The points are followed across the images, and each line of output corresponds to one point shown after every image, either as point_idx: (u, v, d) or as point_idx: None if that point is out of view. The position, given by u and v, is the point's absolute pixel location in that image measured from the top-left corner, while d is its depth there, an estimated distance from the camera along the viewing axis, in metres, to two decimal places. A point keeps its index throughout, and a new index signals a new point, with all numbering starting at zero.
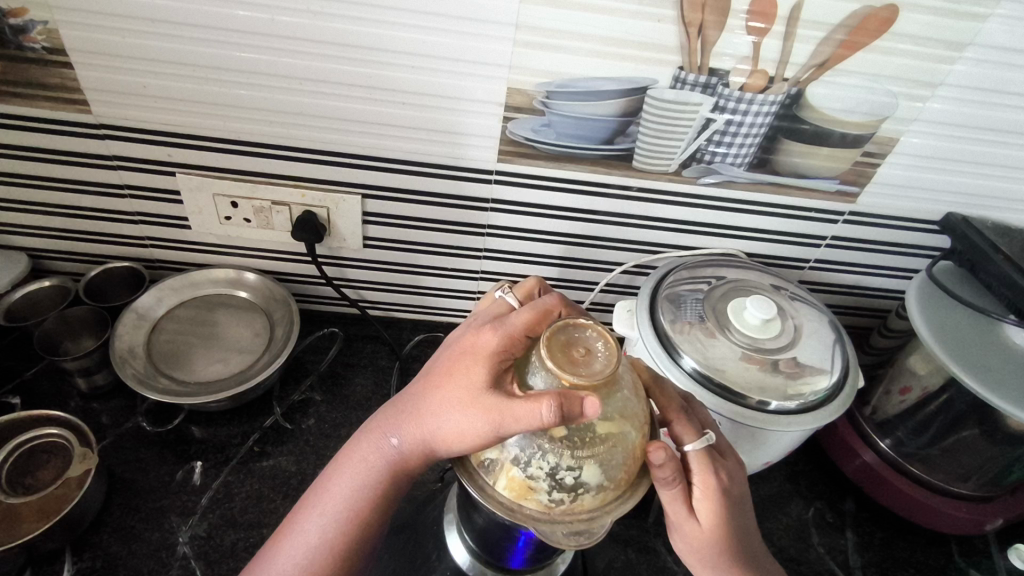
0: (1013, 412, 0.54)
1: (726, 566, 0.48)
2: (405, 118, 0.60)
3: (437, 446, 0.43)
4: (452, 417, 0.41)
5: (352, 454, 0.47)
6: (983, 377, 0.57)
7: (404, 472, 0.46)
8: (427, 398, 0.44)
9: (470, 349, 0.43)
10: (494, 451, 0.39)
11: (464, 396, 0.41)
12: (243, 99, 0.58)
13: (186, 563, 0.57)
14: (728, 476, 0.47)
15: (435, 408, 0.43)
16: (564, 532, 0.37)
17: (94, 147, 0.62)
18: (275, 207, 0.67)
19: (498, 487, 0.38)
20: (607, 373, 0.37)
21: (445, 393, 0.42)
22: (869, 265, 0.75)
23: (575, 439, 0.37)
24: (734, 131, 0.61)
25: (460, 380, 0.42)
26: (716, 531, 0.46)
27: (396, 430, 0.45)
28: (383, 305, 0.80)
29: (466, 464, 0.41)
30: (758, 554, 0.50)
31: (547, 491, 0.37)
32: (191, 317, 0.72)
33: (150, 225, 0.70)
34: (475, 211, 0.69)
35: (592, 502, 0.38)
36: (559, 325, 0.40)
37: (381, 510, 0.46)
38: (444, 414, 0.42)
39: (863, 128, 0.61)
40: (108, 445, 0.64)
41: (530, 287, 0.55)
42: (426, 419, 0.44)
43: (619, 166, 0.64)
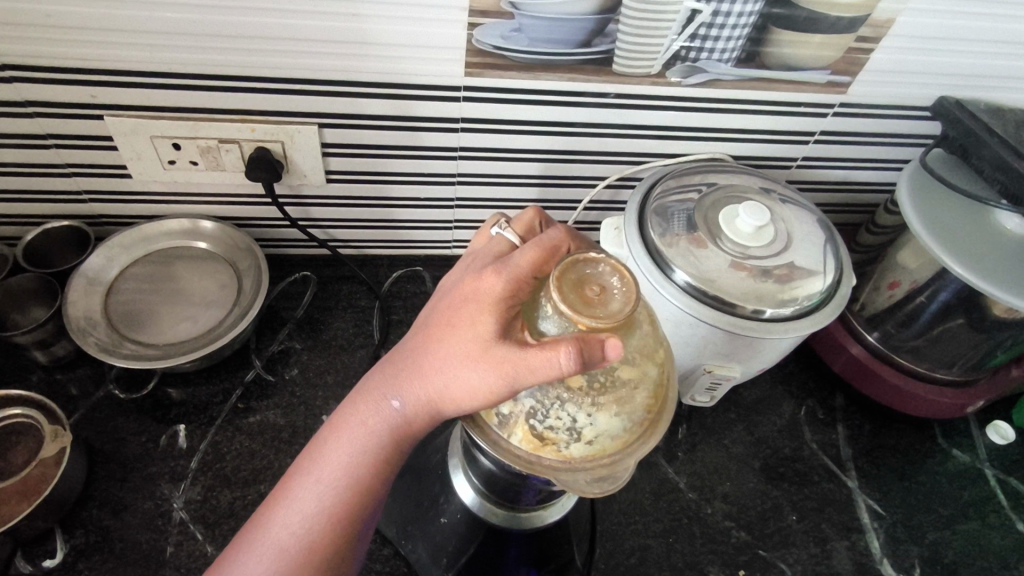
0: (1001, 297, 0.55)
1: None
2: (357, 33, 0.53)
3: (444, 404, 0.41)
4: (458, 373, 0.39)
5: (349, 417, 0.44)
6: (975, 265, 0.58)
7: (408, 434, 0.43)
8: (428, 355, 0.41)
9: (473, 296, 0.39)
10: (507, 405, 0.38)
11: (473, 350, 0.38)
12: (167, 23, 0.51)
13: (185, 528, 0.56)
14: None
15: (438, 364, 0.41)
16: (587, 479, 0.37)
17: (2, 92, 0.54)
18: (223, 145, 0.61)
19: (513, 441, 0.38)
20: (625, 313, 0.35)
21: (448, 348, 0.40)
22: (858, 159, 0.73)
23: (593, 386, 0.36)
24: (721, 23, 0.56)
25: (464, 333, 0.39)
26: None
27: (397, 392, 0.43)
28: (355, 242, 0.75)
29: (478, 417, 0.40)
30: None
31: (566, 442, 0.37)
32: (148, 275, 0.66)
33: (85, 178, 0.63)
34: (445, 134, 0.63)
35: (614, 447, 0.38)
36: (570, 262, 0.37)
37: (385, 473, 0.44)
38: (450, 372, 0.40)
39: (859, 10, 0.56)
40: (81, 418, 0.61)
41: (530, 218, 0.50)
42: (427, 378, 0.41)
43: (598, 70, 0.59)
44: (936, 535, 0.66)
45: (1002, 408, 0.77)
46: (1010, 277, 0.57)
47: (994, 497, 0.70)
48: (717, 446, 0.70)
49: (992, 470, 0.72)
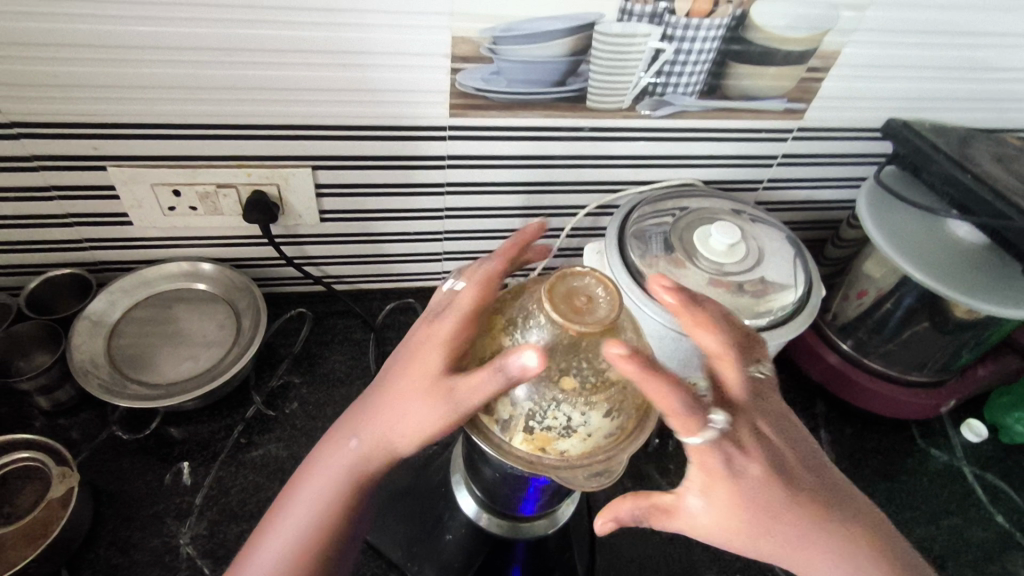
0: (956, 297, 0.61)
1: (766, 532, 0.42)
2: (347, 81, 0.57)
3: (397, 443, 0.43)
4: (408, 411, 0.42)
5: (313, 465, 0.47)
6: (932, 269, 0.62)
7: (365, 478, 0.45)
8: (382, 398, 0.44)
9: (424, 340, 0.43)
10: (506, 410, 0.41)
11: (420, 387, 0.42)
12: (169, 78, 0.54)
13: (193, 563, 0.56)
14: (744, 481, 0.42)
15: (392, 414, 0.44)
16: (586, 474, 0.41)
17: (10, 148, 0.57)
18: (221, 190, 0.64)
19: (512, 443, 0.41)
20: (610, 318, 0.39)
21: (399, 388, 0.43)
22: (820, 178, 0.78)
23: (586, 387, 0.40)
24: (683, 60, 0.61)
25: (412, 373, 0.43)
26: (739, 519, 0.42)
27: (355, 434, 0.45)
28: (348, 278, 0.78)
29: (478, 424, 0.42)
30: (809, 493, 0.44)
31: (563, 439, 0.40)
32: (149, 318, 0.68)
33: (86, 226, 0.65)
34: (432, 170, 0.67)
35: (608, 444, 0.41)
36: (560, 275, 0.41)
37: (348, 517, 0.46)
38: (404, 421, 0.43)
39: (807, 43, 0.61)
40: (86, 460, 0.62)
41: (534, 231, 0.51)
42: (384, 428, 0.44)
43: (573, 106, 0.63)
44: (921, 531, 0.69)
45: (974, 407, 0.81)
46: (963, 279, 0.62)
47: (973, 493, 0.73)
48: None
49: (969, 466, 0.75)
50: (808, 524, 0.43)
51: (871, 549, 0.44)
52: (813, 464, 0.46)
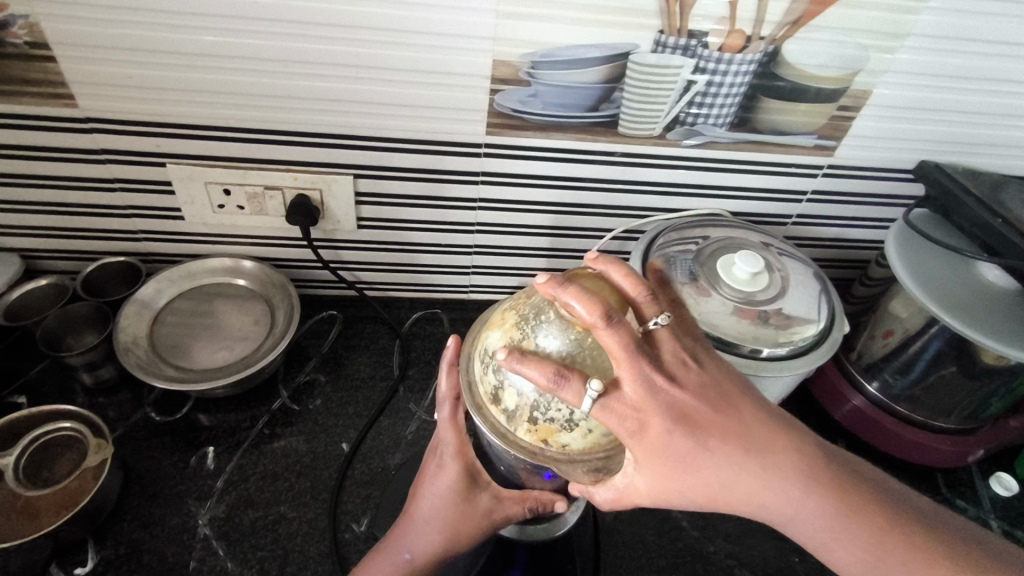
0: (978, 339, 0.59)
1: (683, 479, 0.41)
2: (393, 96, 0.61)
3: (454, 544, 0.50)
4: (458, 513, 0.51)
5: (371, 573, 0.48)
6: (956, 310, 0.62)
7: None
8: (426, 504, 0.51)
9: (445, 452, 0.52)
10: (513, 400, 0.45)
11: (461, 490, 0.51)
12: (230, 84, 0.59)
13: (208, 544, 0.58)
14: (654, 434, 0.40)
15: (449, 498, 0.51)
16: (585, 469, 0.45)
17: (83, 141, 0.62)
18: (268, 192, 0.68)
19: (518, 433, 0.45)
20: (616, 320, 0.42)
21: (440, 495, 0.51)
22: (850, 217, 0.78)
23: None
24: (714, 91, 0.63)
25: (449, 481, 0.51)
26: (657, 468, 0.41)
27: (407, 546, 0.49)
28: (380, 285, 0.81)
29: (487, 414, 0.46)
30: (735, 439, 0.41)
31: (565, 434, 0.44)
32: (190, 308, 0.72)
33: (143, 218, 0.70)
34: (466, 185, 0.70)
35: (607, 442, 0.45)
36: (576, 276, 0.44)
37: None
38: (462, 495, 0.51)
39: (839, 82, 0.63)
40: (119, 436, 0.65)
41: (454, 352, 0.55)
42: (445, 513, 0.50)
43: (605, 132, 0.66)
44: None
45: (1005, 461, 0.78)
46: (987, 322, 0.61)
47: None
48: None
49: (997, 521, 0.72)
50: (744, 459, 0.41)
51: (821, 477, 0.43)
52: (728, 396, 0.42)
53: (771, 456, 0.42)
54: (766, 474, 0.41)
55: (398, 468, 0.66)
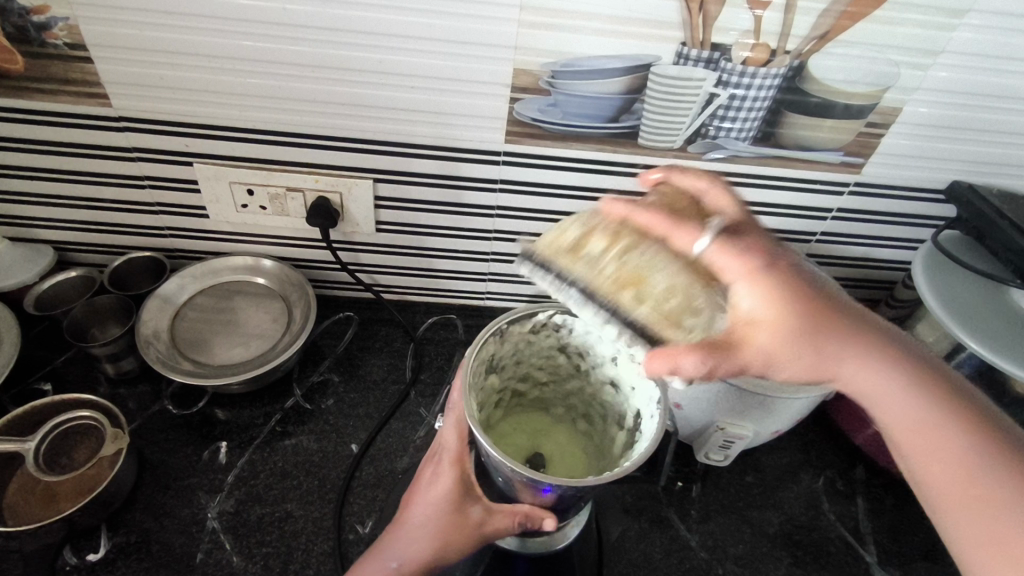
0: (985, 354, 0.58)
1: (796, 342, 0.40)
2: (415, 102, 0.62)
3: (444, 553, 0.49)
4: (451, 523, 0.50)
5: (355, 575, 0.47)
6: (970, 326, 0.60)
7: None
8: (420, 513, 0.50)
9: (444, 462, 0.53)
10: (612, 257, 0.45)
11: (455, 499, 0.51)
12: (258, 88, 0.60)
13: (215, 537, 0.59)
14: (774, 279, 0.40)
15: (440, 509, 0.51)
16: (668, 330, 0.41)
17: (116, 140, 0.64)
18: (290, 194, 0.69)
19: (603, 278, 0.44)
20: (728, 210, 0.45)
21: (434, 504, 0.51)
22: (877, 236, 0.76)
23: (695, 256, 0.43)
24: (737, 105, 0.62)
25: (445, 492, 0.51)
26: (775, 321, 0.40)
27: (393, 554, 0.48)
28: (397, 289, 0.82)
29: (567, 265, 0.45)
30: (864, 328, 0.42)
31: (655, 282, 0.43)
32: (211, 305, 0.73)
33: (170, 215, 0.72)
34: (484, 192, 0.70)
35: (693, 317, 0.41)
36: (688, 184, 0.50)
37: None
38: (452, 506, 0.51)
39: (867, 98, 0.61)
40: (136, 428, 0.67)
41: None
42: (435, 524, 0.50)
43: (625, 143, 0.65)
44: None
45: None
46: (1002, 341, 0.59)
47: None
48: (730, 508, 0.68)
49: None
50: (859, 339, 0.41)
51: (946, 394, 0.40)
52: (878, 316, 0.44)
53: (874, 339, 0.42)
54: (884, 361, 0.41)
55: (404, 472, 0.66)
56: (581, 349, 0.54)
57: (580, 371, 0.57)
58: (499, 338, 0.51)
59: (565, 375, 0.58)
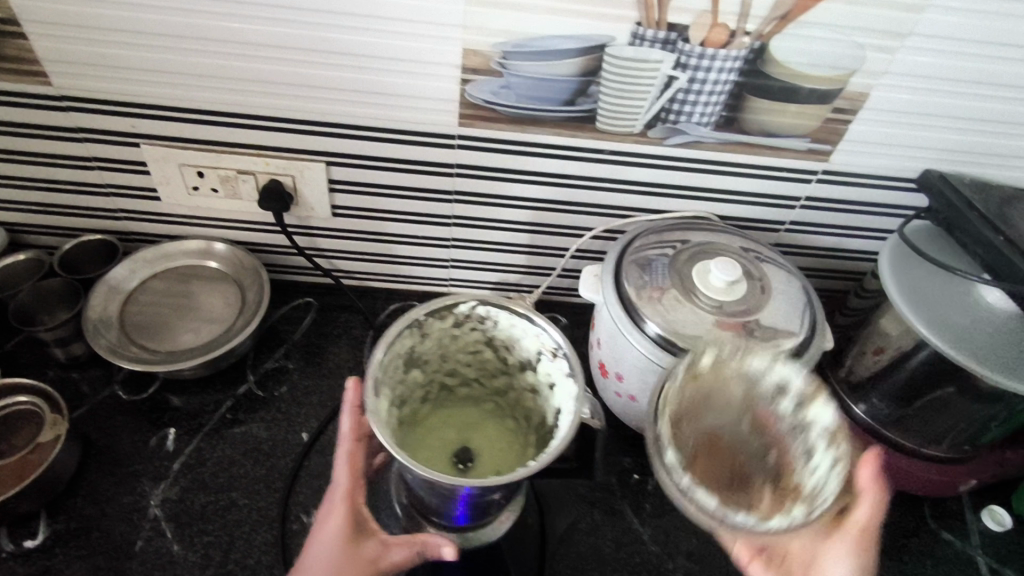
0: (940, 346, 0.57)
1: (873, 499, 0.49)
2: (364, 83, 0.60)
3: None
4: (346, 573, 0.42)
5: None
6: (929, 316, 0.59)
7: None
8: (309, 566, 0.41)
9: (336, 500, 0.44)
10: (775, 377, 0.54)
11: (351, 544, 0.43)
12: (200, 66, 0.58)
13: (157, 524, 0.59)
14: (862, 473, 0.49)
15: (335, 555, 0.42)
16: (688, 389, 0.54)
17: (59, 119, 0.63)
18: (241, 176, 0.67)
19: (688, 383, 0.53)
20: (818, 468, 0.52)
21: (326, 551, 0.42)
22: (847, 226, 0.74)
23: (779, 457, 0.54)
24: (697, 89, 0.59)
25: (338, 536, 0.43)
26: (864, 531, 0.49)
27: None
28: (358, 275, 0.80)
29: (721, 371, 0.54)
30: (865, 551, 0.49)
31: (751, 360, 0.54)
32: (163, 289, 0.72)
33: (122, 198, 0.70)
34: (441, 177, 0.68)
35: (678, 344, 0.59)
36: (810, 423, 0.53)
37: None
38: (350, 558, 0.42)
39: (833, 83, 0.59)
40: (83, 413, 0.66)
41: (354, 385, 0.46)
42: (328, 574, 0.41)
43: (583, 127, 0.63)
44: None
45: (1000, 493, 0.73)
46: (959, 333, 0.58)
47: None
48: None
49: (984, 558, 0.68)
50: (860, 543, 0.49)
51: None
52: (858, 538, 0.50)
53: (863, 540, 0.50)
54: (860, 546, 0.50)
55: None
56: (507, 344, 0.51)
57: (508, 366, 0.53)
58: (416, 331, 0.49)
59: (494, 370, 0.54)
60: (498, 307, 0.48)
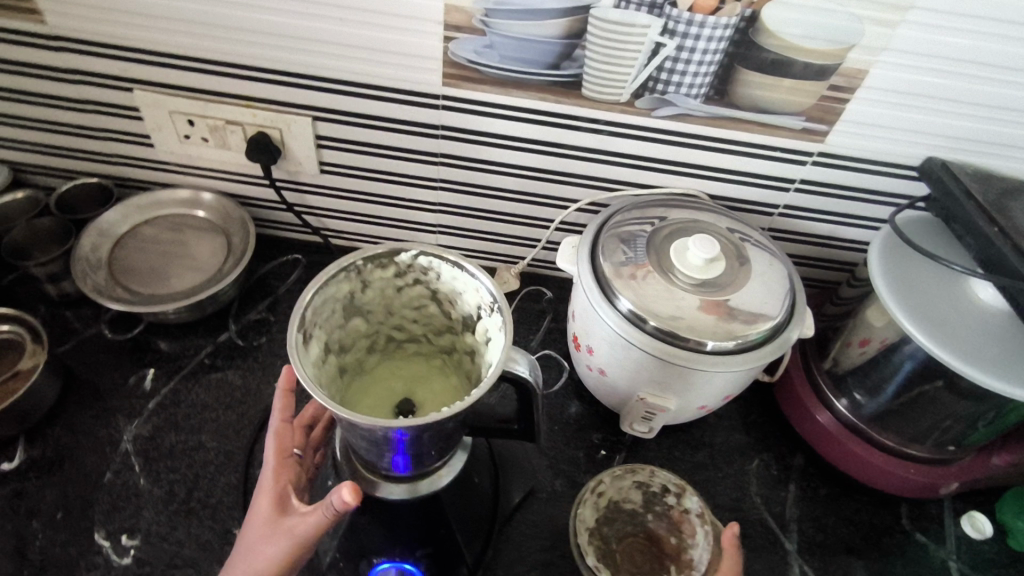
0: (923, 343, 0.54)
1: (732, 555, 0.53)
2: (347, 36, 0.59)
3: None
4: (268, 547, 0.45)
5: None
6: (916, 312, 0.56)
7: None
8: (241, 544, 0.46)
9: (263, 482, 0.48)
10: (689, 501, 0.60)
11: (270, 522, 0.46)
12: (187, 12, 0.59)
13: (127, 458, 0.61)
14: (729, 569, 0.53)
15: (255, 527, 0.46)
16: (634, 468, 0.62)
17: (55, 60, 0.64)
18: (229, 126, 0.68)
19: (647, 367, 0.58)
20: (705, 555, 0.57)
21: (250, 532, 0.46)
22: (844, 213, 0.71)
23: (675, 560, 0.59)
24: (686, 58, 0.57)
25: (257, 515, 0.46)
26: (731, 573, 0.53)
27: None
28: (346, 235, 0.81)
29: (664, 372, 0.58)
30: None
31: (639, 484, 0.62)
32: (152, 234, 0.74)
33: (116, 143, 0.72)
34: (426, 138, 0.68)
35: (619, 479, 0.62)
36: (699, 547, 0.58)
37: None
38: (268, 534, 0.45)
39: (829, 57, 0.56)
40: (69, 348, 0.68)
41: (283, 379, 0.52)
42: (249, 546, 0.45)
43: (567, 93, 0.62)
44: None
45: (984, 500, 0.70)
46: (947, 332, 0.55)
47: None
48: None
49: (959, 564, 0.66)
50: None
51: None
52: None
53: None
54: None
55: None
56: (451, 298, 0.49)
57: (453, 323, 0.51)
58: (355, 277, 0.46)
59: (440, 326, 0.52)
60: (440, 258, 0.46)
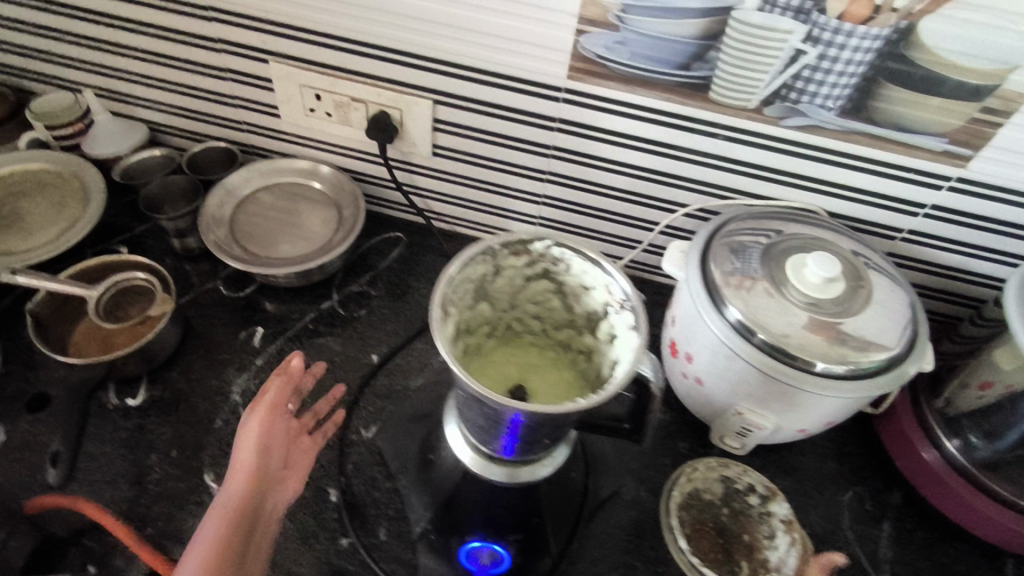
0: None
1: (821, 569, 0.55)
2: (480, 23, 0.60)
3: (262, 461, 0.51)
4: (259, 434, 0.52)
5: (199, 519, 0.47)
6: None
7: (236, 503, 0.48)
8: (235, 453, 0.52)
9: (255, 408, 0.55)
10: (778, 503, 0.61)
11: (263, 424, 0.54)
12: None
13: (235, 409, 0.64)
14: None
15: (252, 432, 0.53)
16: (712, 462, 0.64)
17: (204, 29, 0.68)
18: (354, 103, 0.71)
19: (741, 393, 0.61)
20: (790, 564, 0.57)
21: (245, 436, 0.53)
22: (975, 245, 0.66)
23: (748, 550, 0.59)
24: (826, 67, 0.55)
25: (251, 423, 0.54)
26: None
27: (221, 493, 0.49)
28: (448, 218, 0.82)
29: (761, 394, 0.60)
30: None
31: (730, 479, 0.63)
32: (270, 199, 0.77)
33: (246, 111, 0.76)
34: (540, 129, 0.68)
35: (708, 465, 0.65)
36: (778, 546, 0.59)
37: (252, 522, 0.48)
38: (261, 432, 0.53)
39: (987, 77, 0.53)
40: (188, 299, 0.73)
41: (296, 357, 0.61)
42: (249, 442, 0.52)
43: (694, 95, 0.61)
44: None
45: None
46: None
47: None
48: None
49: None
50: None
51: None
52: None
53: None
54: None
55: (416, 389, 0.68)
56: (577, 293, 0.50)
57: (575, 317, 0.53)
58: (489, 261, 0.48)
59: (560, 320, 0.54)
60: (576, 252, 0.47)
